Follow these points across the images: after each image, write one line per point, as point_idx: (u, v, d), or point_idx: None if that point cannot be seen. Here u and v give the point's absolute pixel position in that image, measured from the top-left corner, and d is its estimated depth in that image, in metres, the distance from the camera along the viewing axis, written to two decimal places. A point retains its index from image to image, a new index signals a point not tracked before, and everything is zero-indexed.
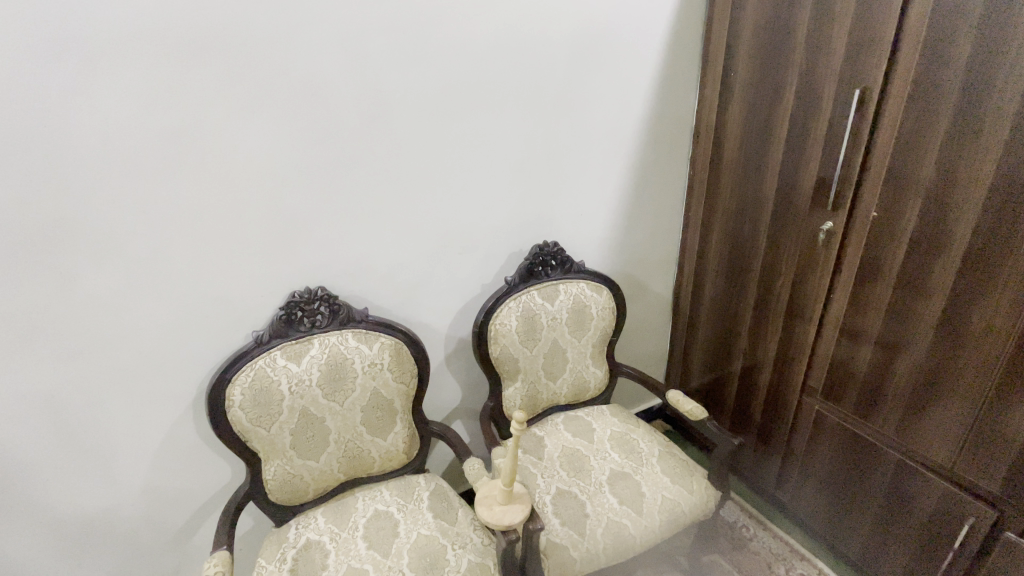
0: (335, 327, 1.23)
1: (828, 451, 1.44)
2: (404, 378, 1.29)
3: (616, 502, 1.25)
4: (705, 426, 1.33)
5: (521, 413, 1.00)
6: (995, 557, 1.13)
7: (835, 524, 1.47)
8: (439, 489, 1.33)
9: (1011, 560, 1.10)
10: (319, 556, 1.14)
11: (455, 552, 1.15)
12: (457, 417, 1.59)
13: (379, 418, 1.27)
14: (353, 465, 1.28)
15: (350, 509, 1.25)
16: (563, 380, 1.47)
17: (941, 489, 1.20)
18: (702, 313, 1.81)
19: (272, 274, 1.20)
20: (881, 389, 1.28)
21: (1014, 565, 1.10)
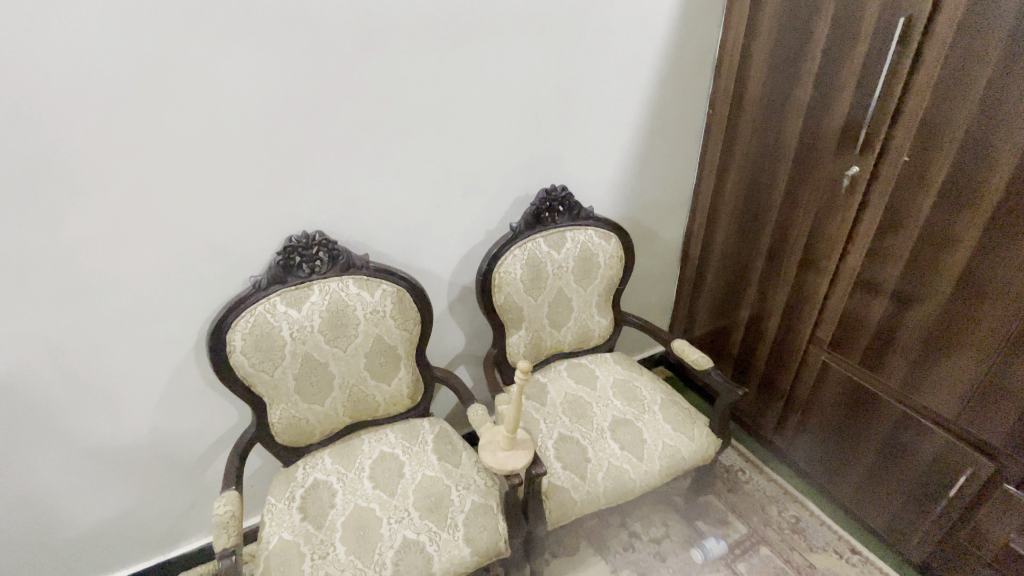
0: (334, 273, 1.20)
1: (830, 399, 1.45)
2: (408, 326, 1.27)
3: (617, 447, 1.27)
4: (710, 376, 1.32)
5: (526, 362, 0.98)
6: (989, 507, 1.14)
7: (830, 469, 1.49)
8: (444, 432, 1.34)
9: (1007, 510, 1.11)
10: (326, 494, 1.17)
11: (459, 492, 1.17)
12: (460, 364, 1.59)
13: (383, 364, 1.27)
14: (358, 409, 1.29)
15: (356, 450, 1.28)
16: (568, 328, 1.45)
17: (940, 440, 1.21)
18: (711, 263, 1.77)
19: (268, 216, 1.15)
20: (889, 340, 1.27)
21: (1009, 515, 1.11)
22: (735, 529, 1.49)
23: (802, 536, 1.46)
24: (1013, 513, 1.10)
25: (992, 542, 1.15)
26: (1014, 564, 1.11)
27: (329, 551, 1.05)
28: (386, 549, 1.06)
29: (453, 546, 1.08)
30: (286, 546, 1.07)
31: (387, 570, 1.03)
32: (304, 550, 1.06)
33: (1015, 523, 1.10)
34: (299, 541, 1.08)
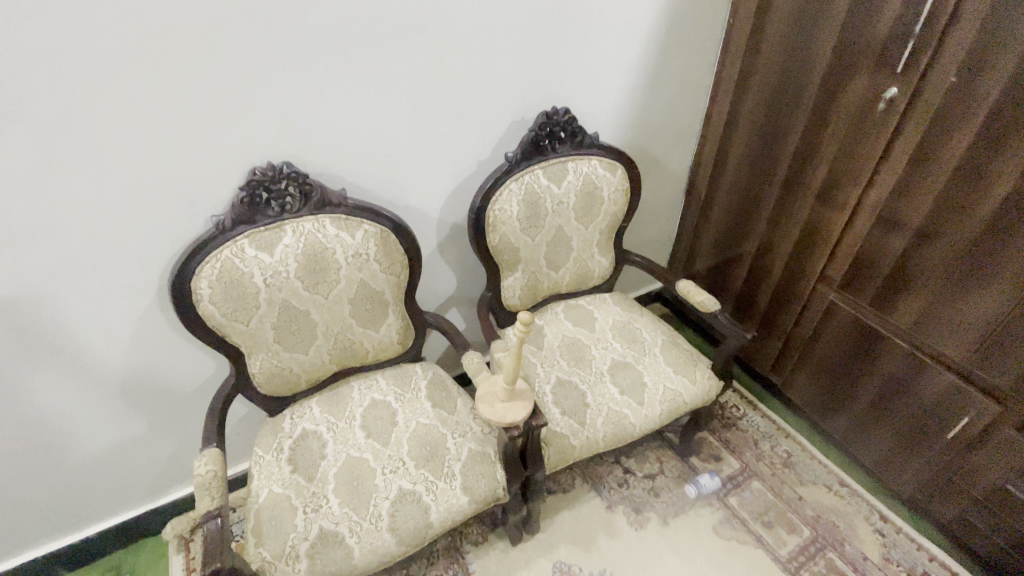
0: (308, 212, 1.06)
1: (832, 339, 1.42)
2: (394, 270, 1.17)
3: (617, 391, 1.23)
4: (715, 318, 1.26)
5: (526, 313, 0.88)
6: (988, 448, 1.13)
7: (825, 406, 1.49)
8: (437, 377, 1.28)
9: (1006, 451, 1.10)
10: (317, 446, 1.13)
11: (455, 440, 1.13)
12: (451, 306, 1.51)
13: (369, 311, 1.17)
14: (345, 357, 1.21)
15: (346, 399, 1.22)
16: (567, 268, 1.36)
17: (944, 380, 1.18)
18: (719, 195, 1.65)
19: (227, 144, 0.99)
20: (905, 279, 1.21)
21: (1007, 456, 1.10)
22: (728, 464, 1.51)
23: (792, 469, 1.48)
24: (1012, 454, 1.09)
25: (985, 480, 1.15)
26: (1005, 501, 1.12)
27: (322, 504, 1.02)
28: (381, 500, 1.03)
29: (450, 496, 1.05)
30: (278, 499, 1.03)
31: (383, 522, 1.00)
32: (296, 504, 1.02)
33: (1012, 463, 1.10)
34: (290, 494, 1.04)
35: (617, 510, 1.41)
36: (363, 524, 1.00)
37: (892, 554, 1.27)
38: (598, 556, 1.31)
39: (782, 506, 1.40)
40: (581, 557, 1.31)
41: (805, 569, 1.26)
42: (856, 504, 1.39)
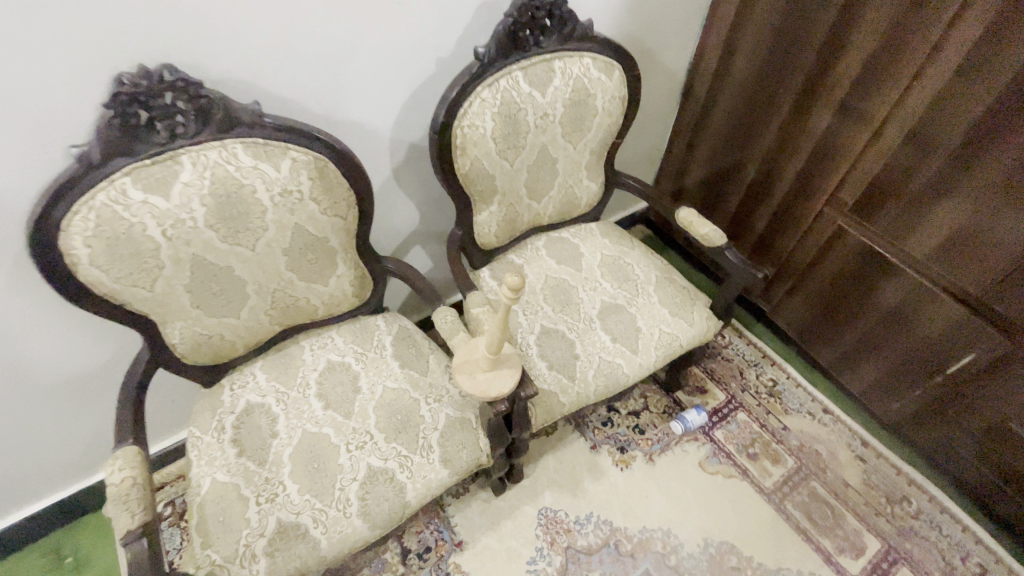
0: (211, 137, 0.79)
1: (834, 267, 1.31)
2: (338, 209, 0.93)
3: (609, 339, 1.09)
4: (719, 254, 1.11)
5: (516, 278, 0.68)
6: (992, 385, 1.08)
7: (816, 335, 1.43)
8: (403, 331, 1.10)
9: (1009, 388, 1.06)
10: (266, 422, 0.96)
11: (430, 406, 0.98)
12: (413, 244, 1.28)
13: (311, 261, 0.95)
14: (288, 317, 1.01)
15: (296, 363, 1.04)
16: (550, 197, 1.14)
17: (955, 314, 1.10)
18: (720, 102, 1.43)
19: (76, 39, 0.69)
20: (931, 204, 1.08)
21: (1009, 393, 1.06)
22: (713, 397, 1.46)
23: (777, 398, 1.45)
24: (1015, 391, 1.05)
25: (982, 413, 1.12)
26: (1002, 435, 1.10)
27: (278, 492, 0.88)
28: (348, 483, 0.89)
29: (427, 471, 0.92)
30: (224, 489, 0.88)
31: (352, 507, 0.87)
32: (247, 494, 0.88)
33: (1014, 399, 1.06)
34: (239, 483, 0.89)
35: (602, 451, 1.35)
36: (329, 512, 0.86)
37: (872, 479, 1.29)
38: (584, 499, 1.27)
39: (767, 437, 1.37)
40: (567, 503, 1.26)
41: (788, 500, 1.26)
42: (839, 431, 1.38)
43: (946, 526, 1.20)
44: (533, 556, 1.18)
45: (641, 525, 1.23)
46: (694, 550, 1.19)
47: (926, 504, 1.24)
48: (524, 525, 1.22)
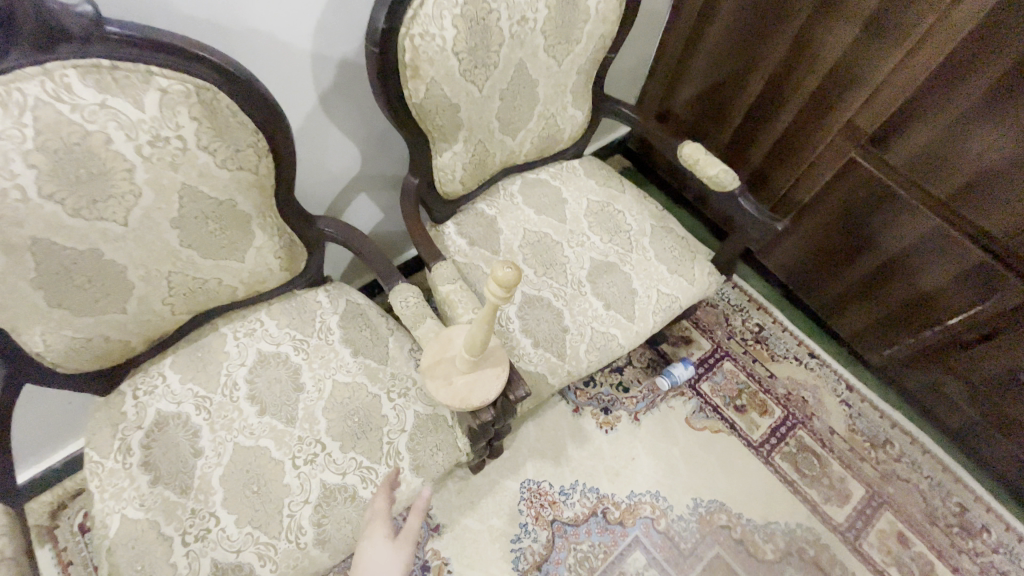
0: (24, 60, 0.51)
1: (839, 207, 1.17)
2: (243, 160, 0.68)
3: (602, 306, 0.92)
4: (730, 201, 0.94)
5: (511, 271, 0.49)
6: (1002, 334, 1.02)
7: (809, 277, 1.33)
8: (352, 307, 0.89)
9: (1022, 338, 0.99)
10: (185, 438, 0.76)
11: (394, 404, 0.81)
12: (355, 191, 1.04)
13: (216, 229, 0.71)
14: (196, 302, 0.78)
15: (218, 358, 0.82)
16: (528, 131, 0.92)
17: (972, 259, 1.00)
18: (723, 5, 1.18)
19: None
20: (969, 136, 0.92)
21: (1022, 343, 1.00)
22: (699, 347, 1.37)
23: (764, 345, 1.38)
24: None
25: (994, 361, 1.06)
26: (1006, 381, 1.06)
27: (210, 527, 0.71)
28: (298, 507, 0.73)
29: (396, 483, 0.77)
30: (138, 530, 0.70)
31: (307, 536, 0.72)
32: (169, 533, 0.70)
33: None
34: (157, 520, 0.71)
35: (585, 413, 1.25)
36: (278, 546, 0.70)
37: (857, 425, 1.26)
38: (569, 468, 1.18)
39: (754, 387, 1.31)
40: (551, 473, 1.17)
41: (776, 451, 1.23)
42: (826, 376, 1.33)
43: (927, 468, 1.21)
44: (517, 534, 1.09)
45: (629, 490, 1.16)
46: (684, 511, 1.14)
47: (908, 446, 1.23)
48: (505, 501, 1.13)
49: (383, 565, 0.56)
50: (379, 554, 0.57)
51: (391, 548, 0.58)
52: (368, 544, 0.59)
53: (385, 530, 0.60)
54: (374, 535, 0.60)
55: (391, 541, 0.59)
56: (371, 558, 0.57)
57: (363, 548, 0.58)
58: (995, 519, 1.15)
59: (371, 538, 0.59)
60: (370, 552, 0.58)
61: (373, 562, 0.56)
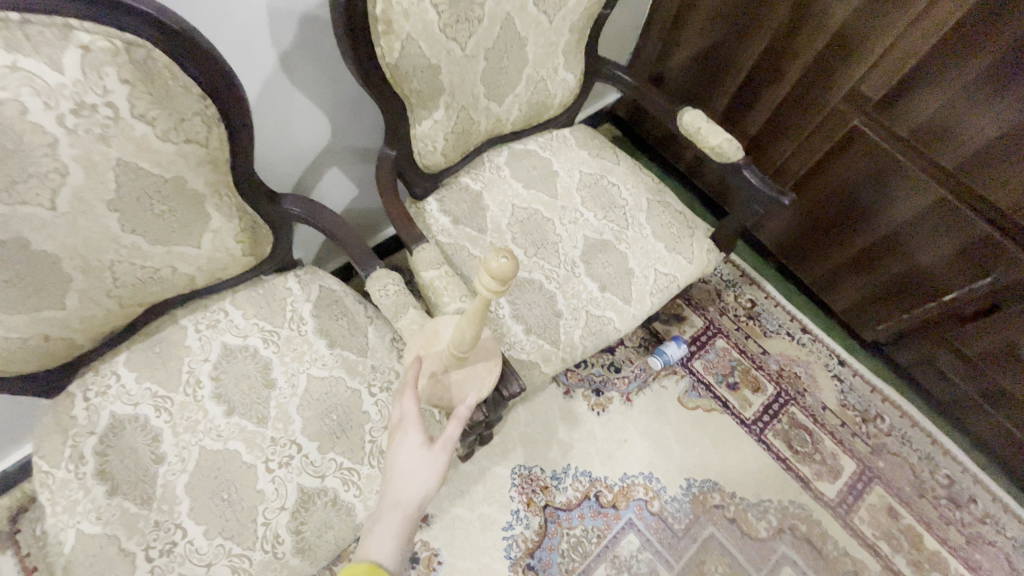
0: None
1: (838, 178, 1.12)
2: (191, 131, 0.58)
3: (597, 288, 0.87)
4: (733, 173, 0.88)
5: (507, 261, 0.42)
6: (1002, 310, 0.99)
7: (805, 251, 1.29)
8: (326, 293, 0.82)
9: None
10: (144, 443, 0.69)
11: (376, 399, 0.75)
12: (325, 164, 0.94)
13: (164, 211, 0.62)
14: (148, 294, 0.70)
15: (178, 353, 0.74)
16: (515, 96, 0.83)
17: (975, 232, 0.96)
18: None
19: None
20: (982, 102, 0.86)
21: None
22: (691, 324, 1.33)
23: (756, 321, 1.34)
24: None
25: (991, 337, 1.04)
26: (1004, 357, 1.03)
27: (176, 540, 0.65)
28: (274, 515, 0.67)
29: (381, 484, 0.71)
30: (94, 546, 0.64)
31: (285, 545, 0.66)
32: (131, 548, 0.64)
33: None
34: (117, 535, 0.64)
35: (576, 396, 1.21)
36: (253, 557, 0.65)
37: (849, 400, 1.25)
38: (560, 452, 1.14)
39: (747, 364, 1.28)
40: (542, 457, 1.14)
41: (768, 429, 1.21)
42: (818, 352, 1.31)
43: (916, 441, 1.21)
44: (509, 521, 1.06)
45: (622, 472, 1.14)
46: (677, 492, 1.13)
47: (898, 420, 1.23)
48: (496, 488, 1.09)
49: (417, 475, 0.54)
50: (413, 465, 0.54)
51: (424, 455, 0.55)
52: (400, 447, 0.55)
53: (417, 435, 0.55)
54: (407, 441, 0.55)
55: (423, 444, 0.56)
56: (402, 464, 0.55)
57: (395, 453, 0.55)
58: (981, 489, 1.16)
59: (402, 443, 0.56)
60: (405, 458, 0.55)
61: (405, 471, 0.54)
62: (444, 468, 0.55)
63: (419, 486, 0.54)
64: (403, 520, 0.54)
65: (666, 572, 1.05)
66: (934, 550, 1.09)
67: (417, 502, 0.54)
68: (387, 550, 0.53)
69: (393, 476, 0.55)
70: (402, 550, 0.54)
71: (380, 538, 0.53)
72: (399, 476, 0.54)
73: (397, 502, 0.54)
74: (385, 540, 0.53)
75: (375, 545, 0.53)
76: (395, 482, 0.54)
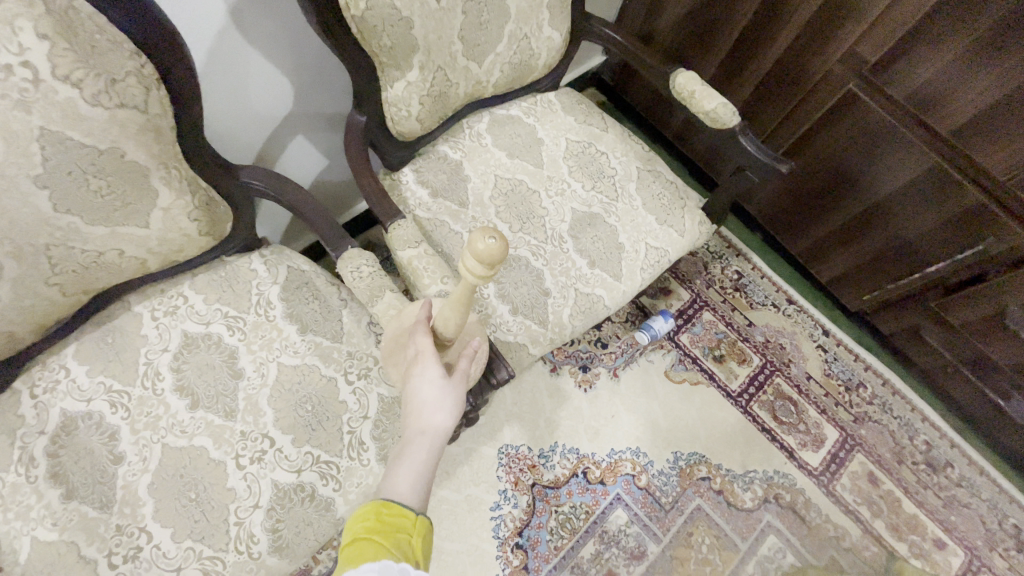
0: None
1: (831, 145, 1.08)
2: (126, 94, 0.51)
3: (585, 264, 0.82)
4: (728, 140, 0.84)
5: (496, 243, 0.37)
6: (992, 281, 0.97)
7: (794, 220, 1.27)
8: (295, 275, 0.76)
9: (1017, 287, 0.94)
10: (99, 442, 0.63)
11: (354, 386, 0.71)
12: (289, 133, 0.86)
13: (103, 187, 0.55)
14: (93, 280, 0.62)
15: (133, 343, 0.68)
16: (497, 56, 0.76)
17: (968, 201, 0.93)
18: None
19: None
20: (985, 64, 0.81)
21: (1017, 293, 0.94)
22: (678, 298, 1.30)
23: (743, 292, 1.33)
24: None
25: (975, 308, 1.03)
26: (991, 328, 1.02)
27: (141, 544, 0.60)
28: (247, 514, 0.63)
29: (362, 476, 0.68)
30: (50, 555, 0.58)
31: (260, 545, 0.62)
32: (92, 554, 0.59)
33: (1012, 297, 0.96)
34: (76, 541, 0.59)
35: (563, 372, 1.18)
36: (226, 559, 0.61)
37: (833, 370, 1.26)
38: (548, 430, 1.12)
39: (733, 336, 1.27)
40: (530, 436, 1.11)
41: (754, 401, 1.21)
42: (803, 322, 1.30)
43: (896, 409, 1.22)
44: (496, 502, 1.05)
45: (610, 448, 1.13)
46: (664, 466, 1.12)
47: (880, 388, 1.24)
48: (482, 468, 1.07)
49: (442, 403, 0.51)
50: (437, 393, 0.51)
51: (446, 386, 0.52)
52: (420, 379, 0.52)
53: (437, 366, 0.52)
54: (427, 372, 0.52)
55: (443, 376, 0.52)
56: (423, 397, 0.51)
57: (414, 385, 0.51)
58: (957, 454, 1.19)
59: (421, 375, 0.52)
60: (426, 388, 0.52)
61: (427, 402, 0.51)
62: (465, 398, 0.53)
63: (443, 415, 0.51)
64: (427, 453, 0.50)
65: (654, 546, 1.05)
66: (911, 513, 1.12)
67: (444, 429, 0.51)
68: (412, 485, 0.48)
69: (414, 407, 0.52)
70: (427, 485, 0.50)
71: (402, 473, 0.49)
72: (421, 408, 0.51)
73: (425, 429, 0.51)
74: (409, 474, 0.49)
75: (397, 481, 0.48)
76: (416, 414, 0.51)
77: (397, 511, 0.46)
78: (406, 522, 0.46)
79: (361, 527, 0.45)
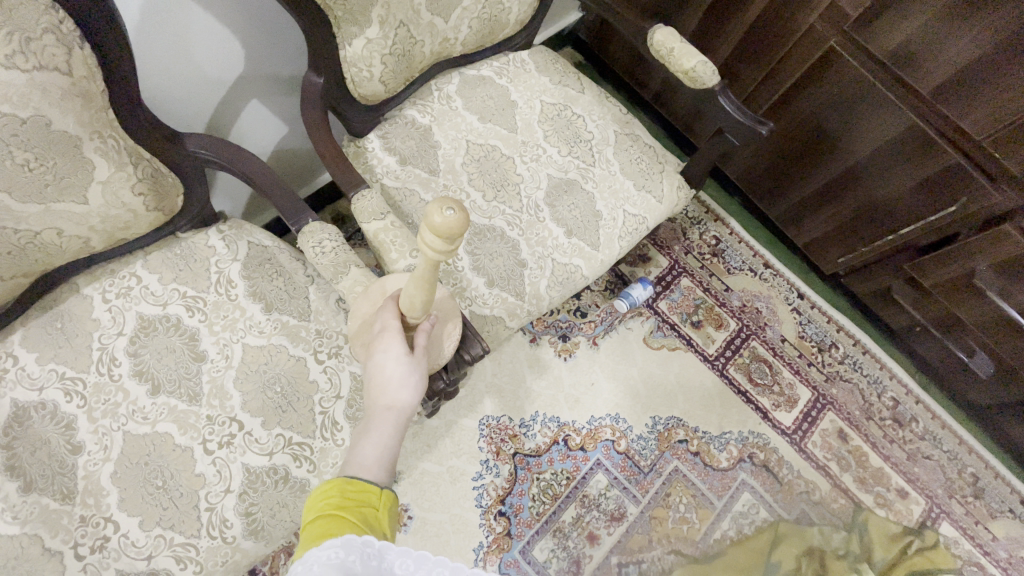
0: None
1: (810, 106, 1.06)
2: (44, 55, 0.45)
3: (562, 233, 0.80)
4: (708, 100, 0.80)
5: (457, 216, 0.34)
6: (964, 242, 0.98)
7: (772, 183, 1.25)
8: (256, 250, 0.72)
9: (988, 248, 0.94)
10: (56, 433, 0.60)
11: (326, 365, 0.68)
12: (242, 97, 0.80)
13: (28, 161, 0.49)
14: (32, 262, 0.58)
15: (85, 328, 0.64)
16: (463, 11, 0.71)
17: (943, 162, 0.93)
18: None
19: None
20: (967, 19, 0.79)
21: (988, 255, 0.95)
22: (656, 265, 1.30)
23: (720, 257, 1.33)
24: (994, 253, 0.94)
25: (945, 270, 1.04)
26: (960, 290, 1.04)
27: (109, 534, 0.58)
28: (219, 499, 0.61)
29: (337, 456, 0.66)
30: (11, 549, 0.56)
31: (235, 530, 0.61)
32: (56, 547, 0.57)
33: (981, 257, 0.96)
34: (38, 535, 0.57)
35: (543, 342, 1.18)
36: (199, 545, 0.60)
37: (806, 331, 1.28)
38: (528, 400, 1.13)
39: (710, 301, 1.28)
40: (510, 406, 1.11)
41: (730, 364, 1.23)
42: (779, 286, 1.31)
43: (866, 367, 1.26)
44: (478, 471, 1.05)
45: (590, 415, 1.14)
46: (643, 431, 1.14)
47: (851, 349, 1.27)
48: (464, 440, 1.07)
49: (407, 380, 0.50)
50: (402, 371, 0.50)
51: (410, 362, 0.50)
52: (384, 356, 0.50)
53: (402, 344, 0.50)
54: (391, 349, 0.50)
55: (408, 352, 0.51)
56: (387, 374, 0.50)
57: (378, 362, 0.50)
58: (923, 409, 1.23)
59: (385, 352, 0.50)
60: (390, 366, 0.50)
61: (392, 379, 0.49)
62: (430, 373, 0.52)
63: (408, 391, 0.50)
64: (393, 429, 0.49)
65: (632, 507, 1.07)
66: (877, 466, 1.17)
67: (409, 406, 0.50)
68: (378, 462, 0.48)
69: (377, 385, 0.50)
70: (393, 459, 0.49)
71: (367, 450, 0.48)
72: (385, 386, 0.49)
73: (389, 407, 0.49)
74: (376, 451, 0.48)
75: (362, 458, 0.47)
76: (380, 392, 0.49)
77: (363, 487, 0.45)
78: (372, 496, 0.45)
79: (326, 505, 0.43)
